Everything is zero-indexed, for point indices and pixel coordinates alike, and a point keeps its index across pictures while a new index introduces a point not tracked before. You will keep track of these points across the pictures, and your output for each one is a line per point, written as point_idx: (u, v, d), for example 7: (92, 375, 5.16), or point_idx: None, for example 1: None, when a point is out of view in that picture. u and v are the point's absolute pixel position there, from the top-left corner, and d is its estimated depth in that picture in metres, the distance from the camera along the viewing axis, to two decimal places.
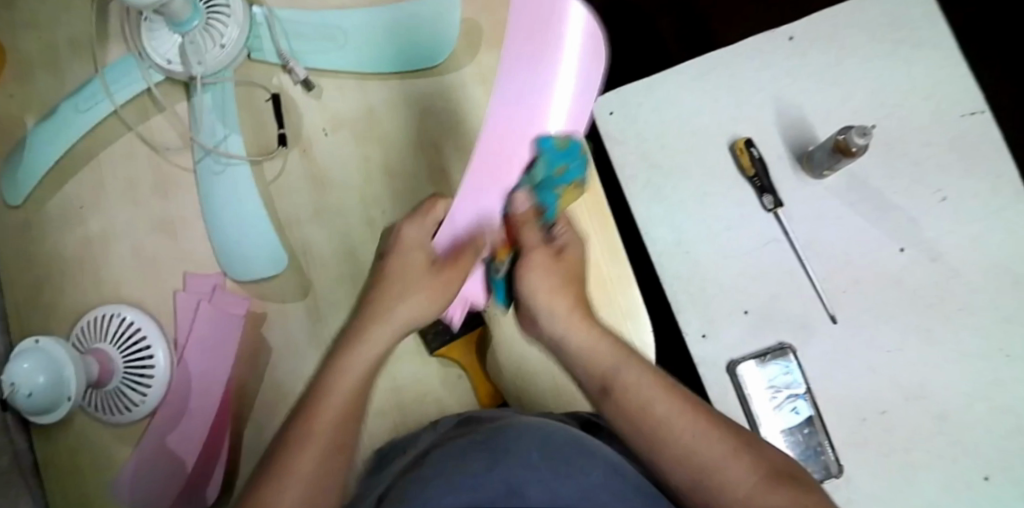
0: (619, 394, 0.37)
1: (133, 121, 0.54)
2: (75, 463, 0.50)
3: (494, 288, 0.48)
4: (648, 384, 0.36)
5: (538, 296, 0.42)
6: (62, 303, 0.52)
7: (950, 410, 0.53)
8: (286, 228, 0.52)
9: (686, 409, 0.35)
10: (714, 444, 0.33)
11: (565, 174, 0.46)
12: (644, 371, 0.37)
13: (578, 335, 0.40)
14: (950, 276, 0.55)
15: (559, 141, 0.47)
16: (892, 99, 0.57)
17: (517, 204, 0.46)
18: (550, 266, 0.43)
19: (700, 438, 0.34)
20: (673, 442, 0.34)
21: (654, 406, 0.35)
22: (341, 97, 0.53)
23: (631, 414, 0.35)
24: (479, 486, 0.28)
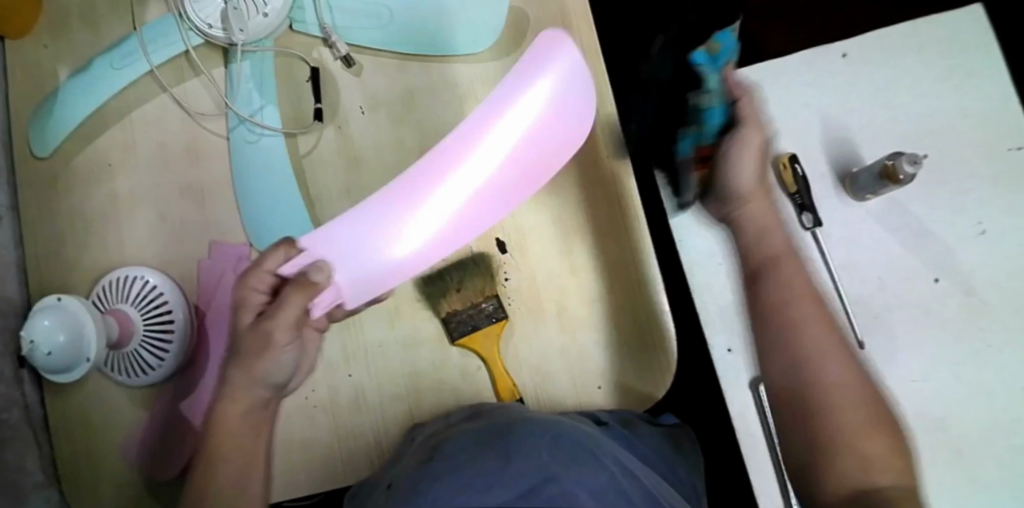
0: (774, 280, 0.45)
1: (168, 83, 0.53)
2: (85, 424, 0.50)
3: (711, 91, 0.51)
4: (822, 317, 0.43)
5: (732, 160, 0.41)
6: (84, 261, 0.52)
7: (967, 444, 0.53)
8: (315, 202, 0.51)
9: (851, 366, 0.41)
10: (856, 381, 0.40)
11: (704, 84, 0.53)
12: (853, 375, 0.40)
13: (804, 309, 0.43)
14: (981, 309, 0.54)
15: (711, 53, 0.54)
16: (941, 125, 0.56)
17: None
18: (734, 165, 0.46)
19: (847, 362, 0.41)
20: (823, 375, 0.40)
21: (826, 362, 0.40)
22: (381, 76, 0.53)
23: (792, 311, 0.43)
24: (491, 485, 0.27)
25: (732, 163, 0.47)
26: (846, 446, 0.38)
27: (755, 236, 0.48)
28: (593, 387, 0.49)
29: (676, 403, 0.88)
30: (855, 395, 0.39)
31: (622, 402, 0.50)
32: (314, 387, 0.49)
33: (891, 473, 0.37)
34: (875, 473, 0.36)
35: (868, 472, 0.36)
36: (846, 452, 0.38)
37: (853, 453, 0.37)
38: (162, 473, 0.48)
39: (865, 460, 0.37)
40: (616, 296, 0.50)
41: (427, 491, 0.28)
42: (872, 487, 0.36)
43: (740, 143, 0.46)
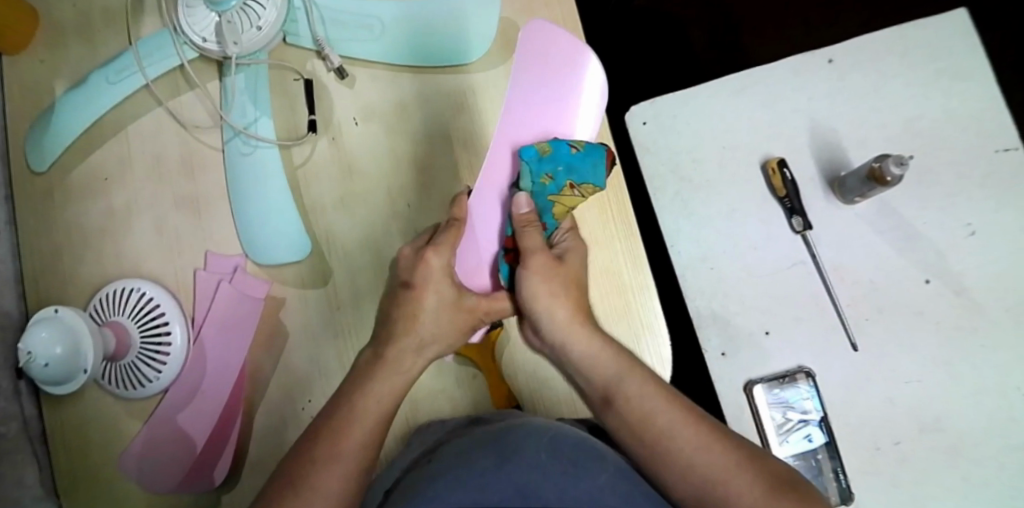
0: (624, 406, 0.39)
1: (164, 97, 0.54)
2: (84, 436, 0.50)
3: (543, 210, 0.46)
4: (649, 394, 0.39)
5: (539, 302, 0.43)
6: (81, 274, 0.52)
7: (961, 444, 0.53)
8: (309, 213, 0.52)
9: (677, 406, 0.38)
10: (708, 454, 0.36)
11: (553, 181, 0.46)
12: (705, 442, 0.37)
13: (631, 381, 0.40)
14: (971, 310, 0.55)
15: (539, 149, 0.46)
16: (928, 128, 0.57)
17: (520, 206, 0.45)
18: (552, 273, 0.44)
19: (713, 460, 0.36)
20: (667, 449, 0.37)
21: (657, 420, 0.38)
22: (374, 87, 0.53)
23: (638, 428, 0.38)
24: (487, 487, 0.27)
25: (530, 296, 0.44)
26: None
27: (573, 367, 0.43)
28: None
29: None
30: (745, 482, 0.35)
31: None
32: (312, 397, 0.50)
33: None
34: None
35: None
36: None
37: None
38: (161, 485, 0.49)
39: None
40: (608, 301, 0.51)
41: (423, 496, 0.29)
42: None
43: (528, 270, 0.44)
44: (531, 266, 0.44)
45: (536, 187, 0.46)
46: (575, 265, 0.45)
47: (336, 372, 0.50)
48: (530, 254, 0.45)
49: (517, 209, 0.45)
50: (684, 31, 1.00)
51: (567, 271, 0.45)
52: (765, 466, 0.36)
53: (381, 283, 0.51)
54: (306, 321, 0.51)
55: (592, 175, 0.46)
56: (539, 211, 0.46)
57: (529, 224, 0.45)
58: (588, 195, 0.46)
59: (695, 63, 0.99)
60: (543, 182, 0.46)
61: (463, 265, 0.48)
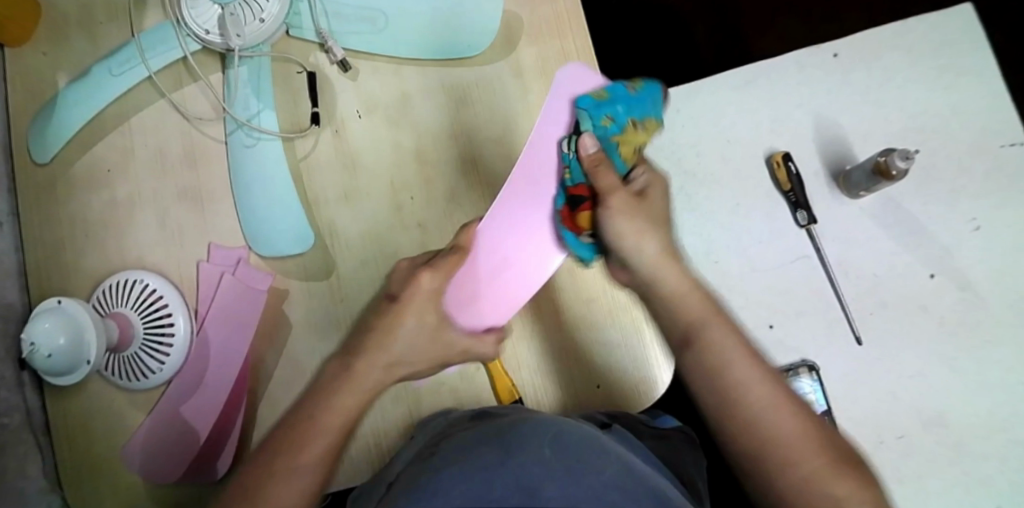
0: (699, 349, 0.38)
1: (166, 89, 0.54)
2: (87, 428, 0.50)
3: (610, 153, 0.45)
4: (732, 343, 0.38)
5: (624, 237, 0.41)
6: (84, 266, 0.52)
7: (964, 438, 0.53)
8: (312, 205, 0.52)
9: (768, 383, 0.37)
10: (776, 409, 0.36)
11: (615, 122, 0.45)
12: (783, 415, 0.36)
13: (719, 335, 0.39)
14: (976, 304, 0.55)
15: (596, 94, 0.46)
16: (934, 123, 0.57)
17: (586, 146, 0.44)
18: (634, 207, 0.42)
19: (785, 423, 0.36)
20: (741, 394, 0.37)
21: (728, 369, 0.37)
22: (377, 80, 0.53)
23: (713, 373, 0.38)
24: (490, 483, 0.27)
25: (608, 225, 0.42)
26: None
27: (656, 303, 0.41)
28: (593, 386, 0.50)
29: (676, 402, 0.88)
30: (808, 447, 0.35)
31: (624, 401, 0.50)
32: None
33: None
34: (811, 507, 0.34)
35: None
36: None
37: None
38: (166, 475, 0.49)
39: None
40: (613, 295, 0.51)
41: (426, 491, 0.28)
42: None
43: (609, 208, 0.42)
44: (612, 198, 0.42)
45: (599, 126, 0.45)
46: (655, 204, 0.44)
47: None
48: (606, 193, 0.43)
49: (584, 151, 0.44)
50: (687, 25, 1.00)
51: (647, 207, 0.43)
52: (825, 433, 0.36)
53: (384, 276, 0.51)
54: (310, 314, 0.51)
55: (649, 109, 0.46)
56: (606, 150, 0.45)
57: (599, 160, 0.43)
58: (648, 131, 0.47)
59: (699, 58, 0.99)
60: (604, 125, 0.45)
61: (455, 297, 0.47)
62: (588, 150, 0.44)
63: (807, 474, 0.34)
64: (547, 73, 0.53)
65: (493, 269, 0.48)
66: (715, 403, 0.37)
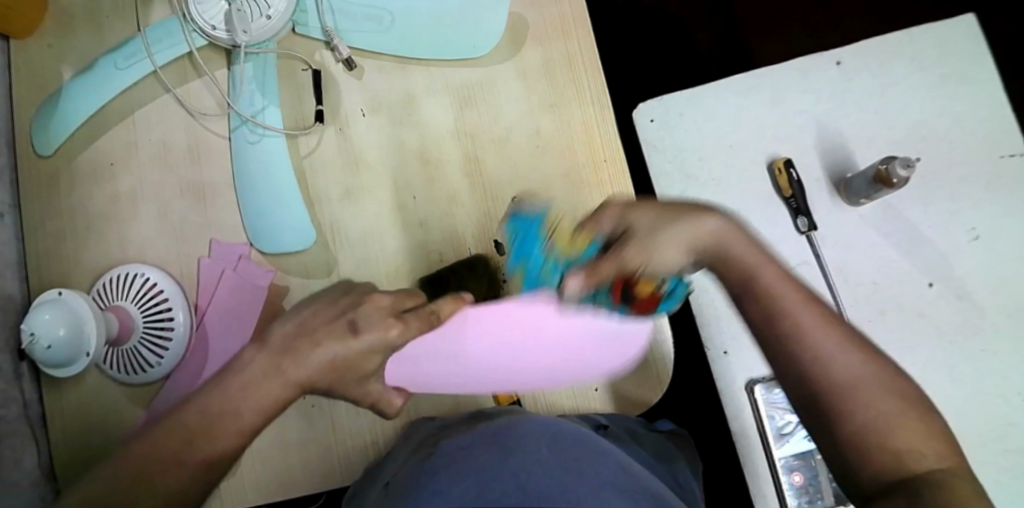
0: (754, 296, 0.38)
1: (171, 84, 0.54)
2: (84, 420, 0.50)
3: (580, 257, 0.39)
4: (784, 284, 0.38)
5: (666, 262, 0.39)
6: (85, 258, 0.52)
7: (961, 446, 0.53)
8: (315, 203, 0.52)
9: (829, 324, 0.36)
10: (844, 353, 0.35)
11: (548, 270, 0.39)
12: (848, 352, 0.35)
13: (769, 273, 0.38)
14: (974, 314, 0.55)
15: (517, 269, 0.41)
16: (935, 132, 0.57)
17: (574, 287, 0.37)
18: (649, 239, 0.38)
19: (854, 365, 0.34)
20: (800, 339, 0.35)
21: (793, 313, 0.36)
22: (382, 79, 0.53)
23: (775, 316, 0.37)
24: (488, 478, 0.27)
25: (656, 268, 0.39)
26: (876, 451, 0.33)
27: (723, 267, 0.40)
28: (592, 389, 0.50)
29: (673, 406, 0.88)
30: (877, 393, 0.34)
31: (621, 405, 0.50)
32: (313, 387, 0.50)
33: (928, 467, 0.32)
34: (873, 455, 0.33)
35: (915, 467, 0.32)
36: (880, 457, 0.32)
37: (886, 457, 0.32)
38: None
39: (887, 462, 0.32)
40: None
41: (425, 487, 0.29)
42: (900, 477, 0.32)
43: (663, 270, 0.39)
44: (632, 261, 0.38)
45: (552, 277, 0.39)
46: (647, 214, 0.40)
47: None
48: (626, 265, 0.38)
49: (574, 291, 0.37)
50: (691, 32, 1.00)
51: (669, 214, 0.40)
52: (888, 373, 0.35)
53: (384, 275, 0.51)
54: None
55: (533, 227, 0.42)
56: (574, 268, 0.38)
57: (592, 269, 0.37)
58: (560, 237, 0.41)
59: (703, 64, 0.99)
60: (543, 272, 0.39)
61: (401, 364, 0.38)
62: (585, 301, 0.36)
63: (871, 417, 0.33)
64: (552, 76, 0.53)
65: (446, 365, 0.38)
66: (776, 347, 0.36)
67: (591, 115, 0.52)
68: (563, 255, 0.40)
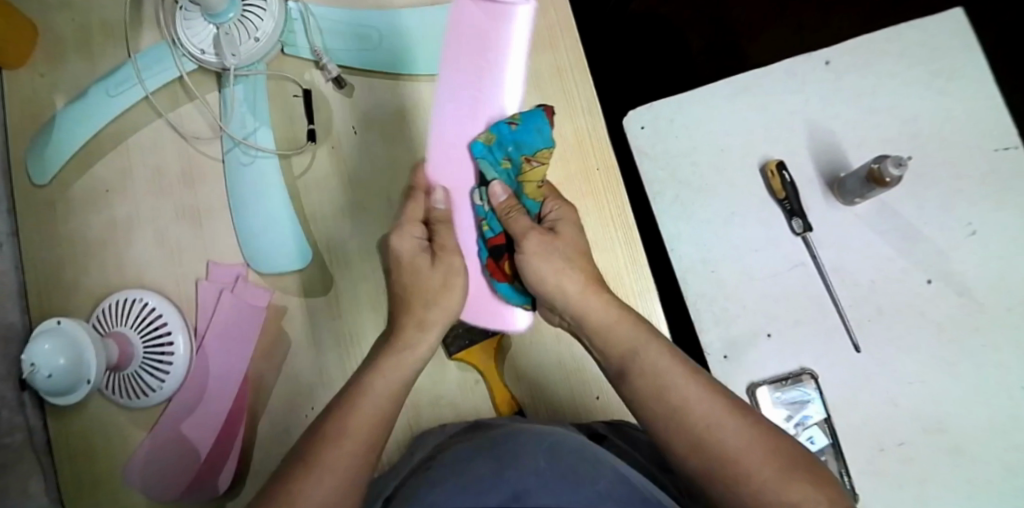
0: (641, 372, 0.39)
1: (164, 108, 0.54)
2: (89, 447, 0.51)
3: (521, 199, 0.48)
4: (663, 360, 0.39)
5: (547, 280, 0.44)
6: (83, 286, 0.53)
7: (965, 442, 0.53)
8: (310, 222, 0.52)
9: (708, 393, 0.37)
10: (723, 426, 0.35)
11: (511, 163, 0.47)
12: (727, 416, 0.36)
13: (657, 357, 0.39)
14: (973, 309, 0.55)
15: (511, 123, 0.47)
16: (928, 128, 0.57)
17: (496, 195, 0.47)
18: (547, 247, 0.45)
19: (733, 432, 0.35)
20: (681, 416, 0.36)
21: (670, 389, 0.37)
22: (372, 96, 0.53)
23: (660, 392, 0.37)
24: (487, 490, 0.28)
25: (534, 274, 0.45)
26: None
27: (591, 336, 0.43)
28: (592, 397, 0.51)
29: None
30: (754, 454, 0.34)
31: (620, 410, 0.51)
32: (315, 405, 0.50)
33: None
34: None
35: None
36: None
37: None
38: (165, 495, 0.49)
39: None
40: None
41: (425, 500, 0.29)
42: None
43: (530, 251, 0.45)
44: (530, 247, 0.45)
45: (511, 176, 0.48)
46: (567, 241, 0.46)
47: (339, 380, 0.50)
48: (522, 239, 0.45)
49: (495, 200, 0.47)
50: (682, 34, 1.00)
51: (574, 242, 0.46)
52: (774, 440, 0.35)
53: (381, 292, 0.51)
54: (305, 330, 0.51)
55: (540, 140, 0.46)
56: (515, 194, 0.48)
57: (513, 210, 0.46)
58: (546, 160, 0.46)
59: (695, 66, 0.99)
60: (504, 156, 0.48)
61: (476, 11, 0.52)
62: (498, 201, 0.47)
63: (752, 486, 0.33)
64: (540, 86, 0.53)
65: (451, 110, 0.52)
66: (661, 430, 0.36)
67: (582, 124, 0.53)
68: (524, 172, 0.47)
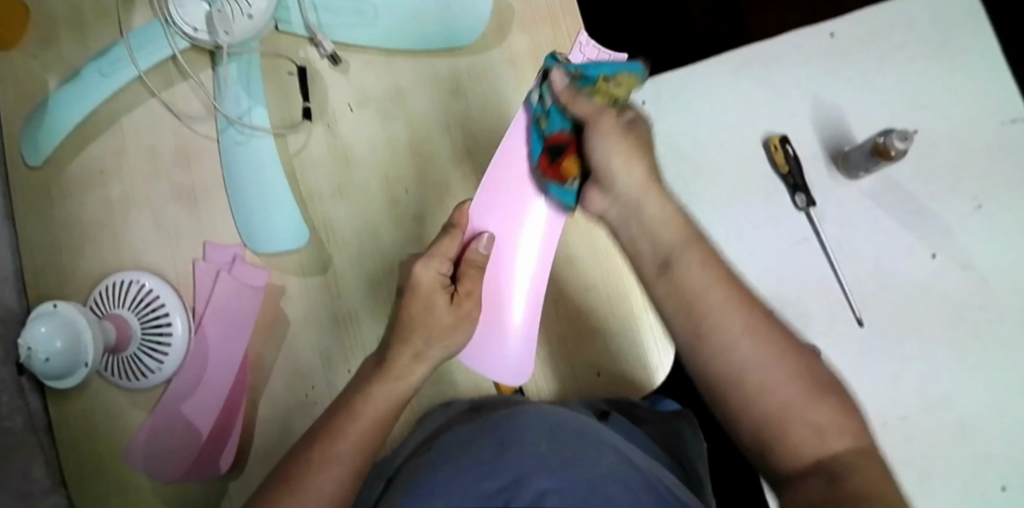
0: (678, 278, 0.36)
1: (157, 88, 0.53)
2: (90, 429, 0.51)
3: (585, 86, 0.44)
4: (705, 263, 0.36)
5: (614, 161, 0.41)
6: (80, 268, 0.52)
7: (967, 417, 0.53)
8: (307, 202, 0.51)
9: (743, 303, 0.34)
10: (760, 341, 0.33)
11: (585, 70, 0.45)
12: (766, 337, 0.33)
13: (694, 258, 0.37)
14: (978, 284, 0.54)
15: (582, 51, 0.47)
16: (934, 101, 0.56)
17: (557, 80, 0.45)
18: (620, 130, 0.42)
19: (769, 345, 0.33)
20: (715, 325, 0.34)
21: (707, 294, 0.35)
22: (368, 72, 0.53)
23: (690, 304, 0.35)
24: (486, 476, 0.27)
25: (598, 157, 0.42)
26: (793, 430, 0.31)
27: (636, 228, 0.40)
28: (592, 374, 0.50)
29: (679, 390, 0.88)
30: (787, 370, 0.32)
31: (621, 387, 0.50)
32: (315, 385, 0.50)
33: (841, 444, 0.31)
34: (789, 435, 0.31)
35: (829, 444, 0.31)
36: (795, 436, 0.31)
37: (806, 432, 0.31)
38: (168, 474, 0.49)
39: (800, 449, 0.31)
40: (608, 281, 0.51)
41: (425, 484, 0.29)
42: (822, 461, 0.30)
43: (596, 127, 0.42)
44: (603, 127, 0.42)
45: (579, 70, 0.45)
46: (633, 131, 0.43)
47: (339, 360, 0.50)
48: (594, 121, 0.43)
49: (558, 89, 0.45)
50: (684, 12, 0.99)
51: (635, 128, 0.43)
52: (809, 360, 0.34)
53: (381, 271, 0.51)
54: (304, 309, 0.51)
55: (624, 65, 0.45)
56: (579, 85, 0.44)
57: (577, 94, 0.44)
58: (623, 85, 0.45)
59: (697, 45, 0.98)
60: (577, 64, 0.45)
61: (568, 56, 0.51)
62: (560, 86, 0.44)
63: (784, 398, 0.32)
64: (539, 60, 0.52)
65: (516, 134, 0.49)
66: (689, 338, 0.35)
67: None
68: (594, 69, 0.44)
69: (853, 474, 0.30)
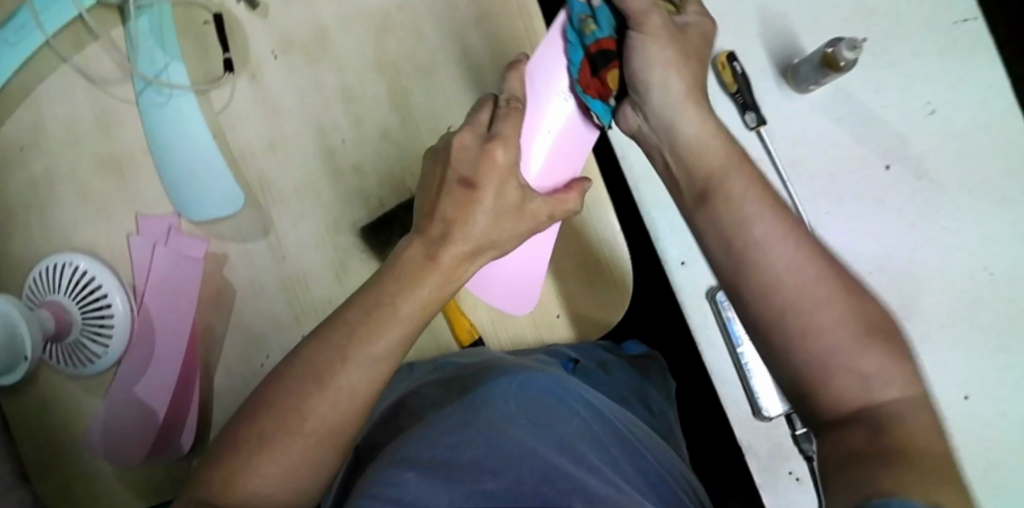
0: (720, 209, 0.36)
1: (68, 53, 0.49)
2: (39, 419, 0.49)
3: None
4: (754, 200, 0.36)
5: (654, 69, 0.40)
6: (9, 253, 0.49)
7: (929, 328, 0.53)
8: (239, 161, 0.49)
9: (794, 239, 0.34)
10: (809, 278, 0.32)
11: None
12: (820, 275, 0.33)
13: (737, 182, 0.37)
14: (935, 192, 0.53)
15: None
16: (882, 7, 0.54)
17: None
18: (670, 37, 0.41)
19: (819, 284, 0.32)
20: (758, 264, 0.34)
21: (751, 225, 0.35)
22: (288, 14, 0.49)
23: (734, 237, 0.35)
24: (459, 443, 0.28)
25: (643, 68, 0.41)
26: (839, 372, 0.31)
27: (671, 150, 0.41)
28: (553, 316, 0.49)
29: (651, 333, 0.88)
30: (841, 314, 0.32)
31: (579, 329, 0.49)
32: (270, 354, 0.48)
33: (888, 393, 0.31)
34: (833, 378, 0.31)
35: (876, 388, 0.30)
36: (840, 379, 0.31)
37: (855, 377, 0.31)
38: (127, 458, 0.48)
39: (844, 394, 0.31)
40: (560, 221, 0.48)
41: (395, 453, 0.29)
42: (866, 407, 0.30)
43: (645, 30, 0.40)
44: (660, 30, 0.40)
45: None
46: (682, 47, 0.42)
47: (291, 323, 0.48)
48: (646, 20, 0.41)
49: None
50: None
51: (678, 36, 0.42)
52: (866, 308, 0.33)
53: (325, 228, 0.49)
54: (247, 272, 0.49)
55: None
56: None
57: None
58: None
59: None
60: None
61: None
62: None
63: (835, 341, 0.31)
64: None
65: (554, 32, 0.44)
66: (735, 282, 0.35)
67: (519, 30, 0.49)
68: None
69: (890, 421, 0.29)
